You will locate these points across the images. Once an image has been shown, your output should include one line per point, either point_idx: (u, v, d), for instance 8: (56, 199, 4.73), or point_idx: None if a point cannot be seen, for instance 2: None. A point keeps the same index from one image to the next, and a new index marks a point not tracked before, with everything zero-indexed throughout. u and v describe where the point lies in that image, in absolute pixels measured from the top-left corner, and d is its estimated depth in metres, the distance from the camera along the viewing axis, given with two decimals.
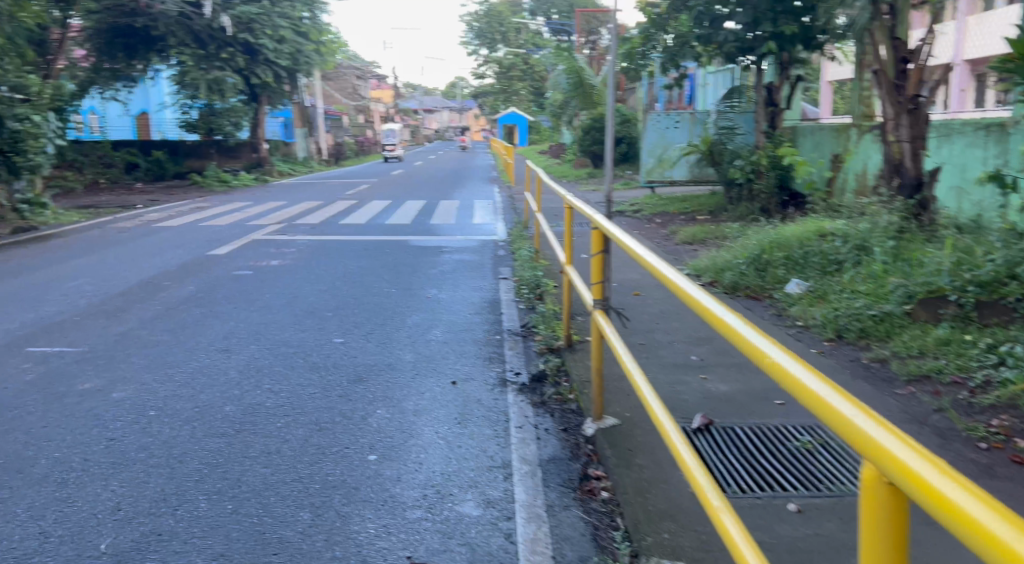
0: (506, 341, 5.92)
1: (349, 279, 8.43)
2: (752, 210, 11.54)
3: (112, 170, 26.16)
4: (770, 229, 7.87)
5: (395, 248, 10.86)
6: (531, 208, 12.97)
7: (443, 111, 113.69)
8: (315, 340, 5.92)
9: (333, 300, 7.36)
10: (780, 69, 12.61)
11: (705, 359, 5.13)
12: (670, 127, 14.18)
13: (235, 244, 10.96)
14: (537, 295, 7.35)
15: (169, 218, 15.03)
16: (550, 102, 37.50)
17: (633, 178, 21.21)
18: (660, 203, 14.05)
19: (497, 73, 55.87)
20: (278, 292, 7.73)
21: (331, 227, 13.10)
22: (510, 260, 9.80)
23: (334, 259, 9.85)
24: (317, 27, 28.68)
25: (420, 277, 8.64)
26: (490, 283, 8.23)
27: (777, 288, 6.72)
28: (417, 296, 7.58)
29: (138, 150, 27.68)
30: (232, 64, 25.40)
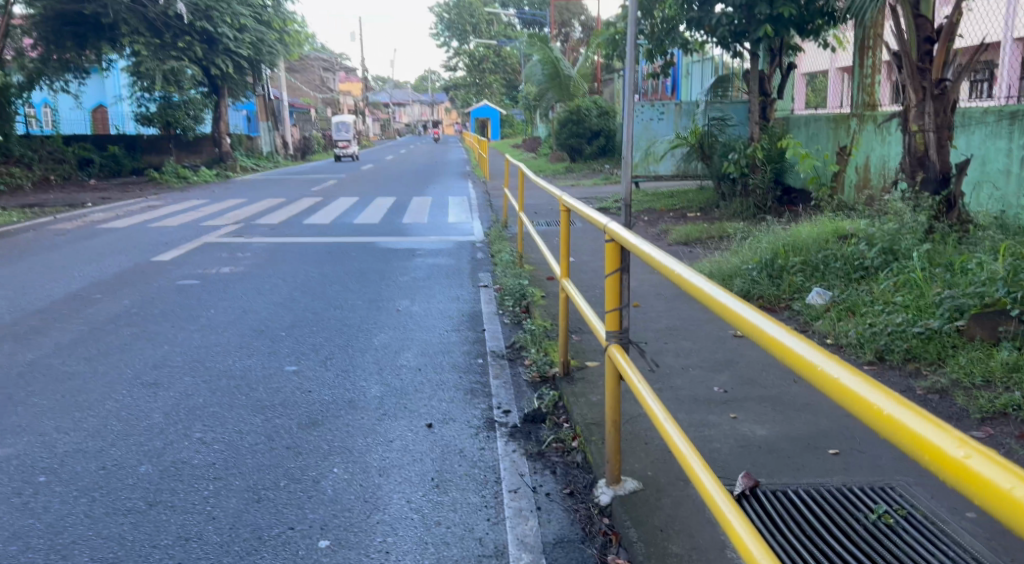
0: (489, 366, 5.06)
1: (310, 289, 7.50)
2: (747, 206, 10.60)
3: (65, 166, 24.77)
4: (779, 230, 7.09)
5: (363, 251, 9.95)
6: (509, 206, 12.13)
7: (414, 105, 112.22)
8: (264, 369, 5.01)
9: (290, 316, 6.43)
10: (772, 57, 11.82)
11: (731, 391, 4.31)
12: (655, 119, 13.63)
13: (185, 248, 9.97)
14: (523, 307, 6.50)
15: (116, 218, 13.92)
16: (523, 94, 36.71)
17: (612, 172, 20.39)
18: (645, 199, 13.30)
19: (468, 66, 54.93)
20: (227, 306, 6.79)
21: (294, 227, 12.13)
22: (490, 264, 8.93)
23: (295, 264, 8.92)
24: (280, 16, 27.56)
25: (390, 286, 7.74)
26: (469, 293, 7.37)
27: (796, 297, 5.93)
28: (386, 309, 6.69)
29: (92, 145, 26.32)
30: (190, 54, 24.21)
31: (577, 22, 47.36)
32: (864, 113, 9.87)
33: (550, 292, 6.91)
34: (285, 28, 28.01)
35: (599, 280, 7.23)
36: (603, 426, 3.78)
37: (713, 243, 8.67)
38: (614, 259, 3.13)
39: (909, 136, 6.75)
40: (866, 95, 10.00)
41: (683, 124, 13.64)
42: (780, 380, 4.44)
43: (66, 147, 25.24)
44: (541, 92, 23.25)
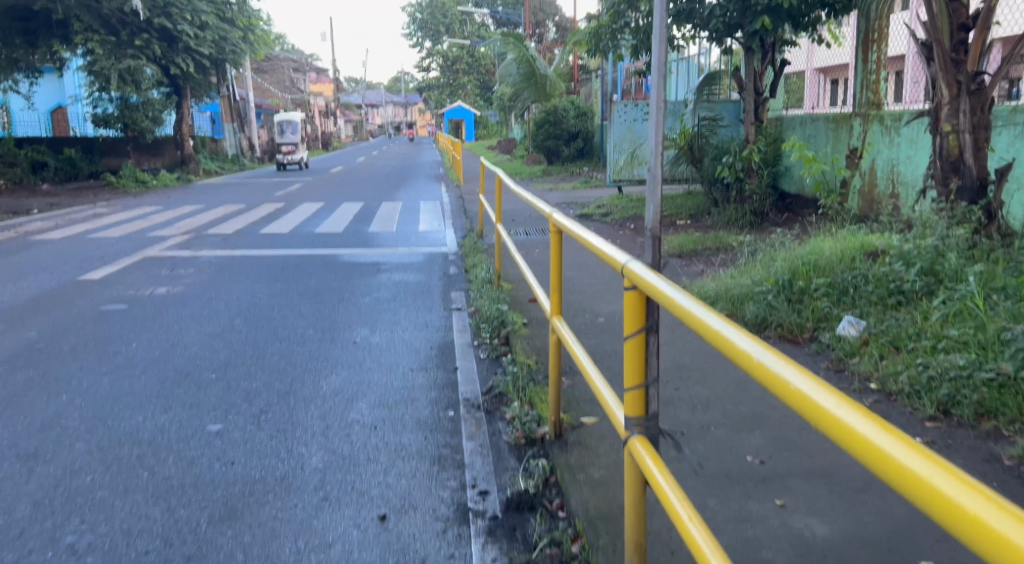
0: (463, 421, 4.11)
1: (255, 316, 6.49)
2: (742, 213, 9.77)
3: (16, 170, 23.44)
4: (792, 244, 6.21)
5: (323, 266, 8.98)
6: (484, 214, 11.22)
7: (386, 106, 110.92)
8: (181, 430, 4.02)
9: (225, 352, 5.42)
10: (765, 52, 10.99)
11: (767, 460, 3.41)
12: (638, 119, 12.95)
13: (120, 263, 8.90)
14: (501, 338, 5.56)
15: (56, 227, 12.76)
16: (499, 96, 35.84)
17: (592, 176, 19.51)
18: (631, 204, 12.61)
19: (441, 67, 53.84)
20: (152, 339, 5.75)
21: (249, 238, 11.11)
22: (464, 280, 7.99)
23: (242, 283, 7.92)
24: (245, 13, 26.37)
25: (348, 310, 6.75)
26: (440, 318, 6.44)
27: (822, 327, 5.06)
28: (341, 340, 5.73)
29: (46, 148, 25.01)
30: (148, 52, 22.97)
31: (551, 23, 46.83)
32: (869, 112, 9.07)
33: (533, 319, 5.95)
34: (249, 26, 26.80)
35: (587, 302, 6.32)
36: (613, 523, 2.86)
37: (714, 257, 7.77)
38: (641, 317, 2.15)
39: (941, 138, 5.88)
40: (870, 92, 9.17)
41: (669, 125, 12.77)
42: (828, 445, 3.54)
43: (17, 149, 23.91)
44: (516, 92, 22.40)
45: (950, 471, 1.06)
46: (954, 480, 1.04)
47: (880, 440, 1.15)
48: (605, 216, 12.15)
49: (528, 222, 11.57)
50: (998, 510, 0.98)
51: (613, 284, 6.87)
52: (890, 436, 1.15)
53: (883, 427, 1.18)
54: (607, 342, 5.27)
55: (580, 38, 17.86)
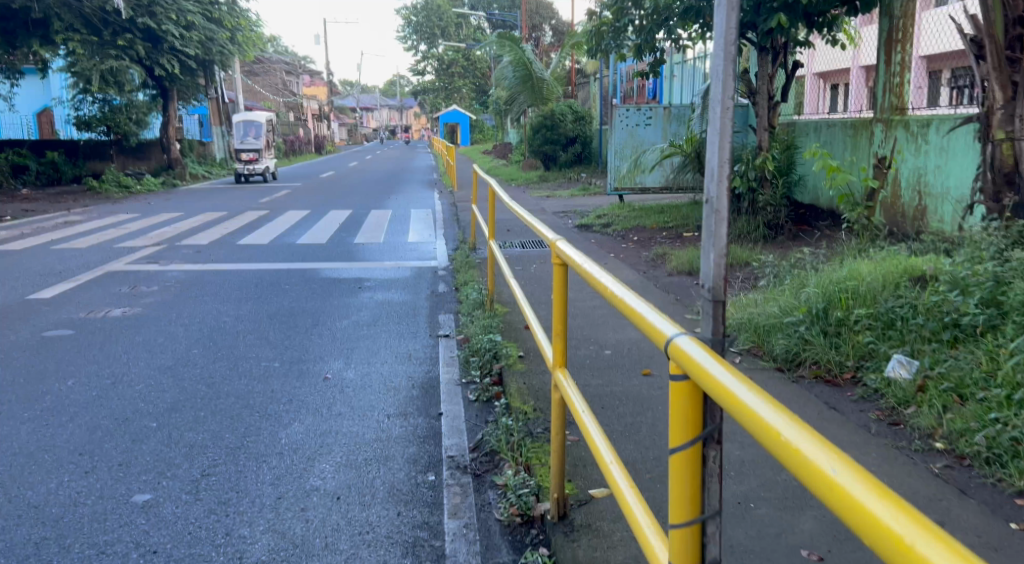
0: (446, 489, 3.39)
1: (216, 344, 5.75)
2: (754, 226, 9.11)
3: None
4: (824, 267, 5.49)
5: (301, 283, 8.27)
6: (477, 224, 10.52)
7: (381, 110, 110.38)
8: (99, 502, 3.28)
9: (173, 393, 4.67)
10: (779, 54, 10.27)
11: (826, 554, 2.69)
12: (642, 124, 12.30)
13: (80, 278, 8.20)
14: (494, 376, 4.81)
15: (24, 235, 12.04)
16: (495, 100, 35.20)
17: (590, 183, 18.85)
18: (633, 214, 11.93)
19: (436, 71, 53.19)
20: (92, 374, 5.00)
21: (224, 249, 10.40)
22: (453, 301, 7.27)
23: (209, 302, 7.20)
24: (232, 13, 25.61)
25: (320, 337, 6.01)
26: (425, 347, 5.71)
27: (866, 367, 4.33)
28: (310, 376, 5.02)
29: (27, 151, 24.30)
30: (131, 53, 22.19)
31: (548, 27, 46.64)
32: (891, 118, 8.37)
33: (530, 351, 5.23)
34: (237, 27, 26.03)
35: (591, 329, 5.61)
36: None
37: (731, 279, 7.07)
38: (694, 428, 1.44)
39: (993, 146, 5.18)
40: (892, 96, 8.47)
41: (672, 129, 12.37)
42: None
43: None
44: (512, 96, 21.74)
45: (937, 536, 0.91)
46: (899, 509, 0.96)
47: (891, 521, 0.95)
48: (606, 227, 11.45)
49: (524, 233, 10.84)
50: (933, 537, 0.91)
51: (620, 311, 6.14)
52: (908, 519, 0.94)
53: (886, 496, 0.99)
54: (616, 382, 4.52)
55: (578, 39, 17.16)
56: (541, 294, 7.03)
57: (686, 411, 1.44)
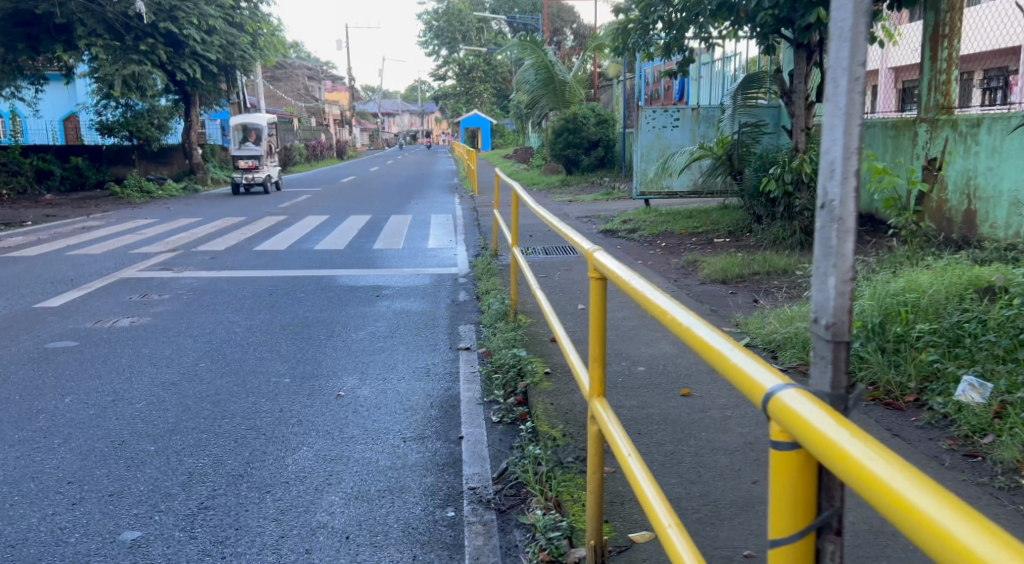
0: (466, 528, 3.03)
1: (224, 358, 5.42)
2: (790, 231, 8.69)
3: (19, 179, 22.85)
4: (877, 278, 5.07)
5: (317, 290, 7.97)
6: (499, 229, 10.17)
7: (402, 115, 110.55)
8: (83, 540, 2.95)
9: (174, 412, 4.35)
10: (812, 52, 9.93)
11: None
12: (668, 126, 12.02)
13: (92, 285, 7.96)
14: (519, 396, 4.45)
15: (40, 240, 11.87)
16: (516, 104, 34.88)
17: (614, 187, 18.44)
18: (661, 219, 11.52)
19: (457, 75, 53.03)
20: (91, 391, 4.69)
21: (240, 256, 10.14)
22: (474, 311, 6.92)
23: (221, 311, 6.91)
24: (254, 18, 25.49)
25: (334, 350, 5.67)
26: (444, 361, 5.37)
27: (932, 389, 3.92)
28: (322, 394, 4.68)
29: (51, 156, 24.36)
30: (153, 58, 22.10)
31: (569, 30, 46.48)
32: (938, 117, 7.92)
33: (557, 367, 4.85)
34: (258, 31, 25.91)
35: (623, 344, 5.23)
36: None
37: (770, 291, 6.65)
38: (809, 517, 1.24)
39: None
40: (939, 94, 8.02)
41: (700, 132, 12.00)
42: None
43: (22, 158, 23.32)
44: (533, 99, 21.42)
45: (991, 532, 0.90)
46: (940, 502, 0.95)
47: (958, 530, 0.91)
48: (633, 232, 11.07)
49: (547, 239, 10.47)
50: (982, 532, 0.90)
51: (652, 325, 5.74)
52: (959, 516, 0.92)
53: (923, 483, 0.99)
54: (656, 404, 4.12)
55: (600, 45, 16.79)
56: (567, 303, 6.64)
57: (794, 488, 1.25)
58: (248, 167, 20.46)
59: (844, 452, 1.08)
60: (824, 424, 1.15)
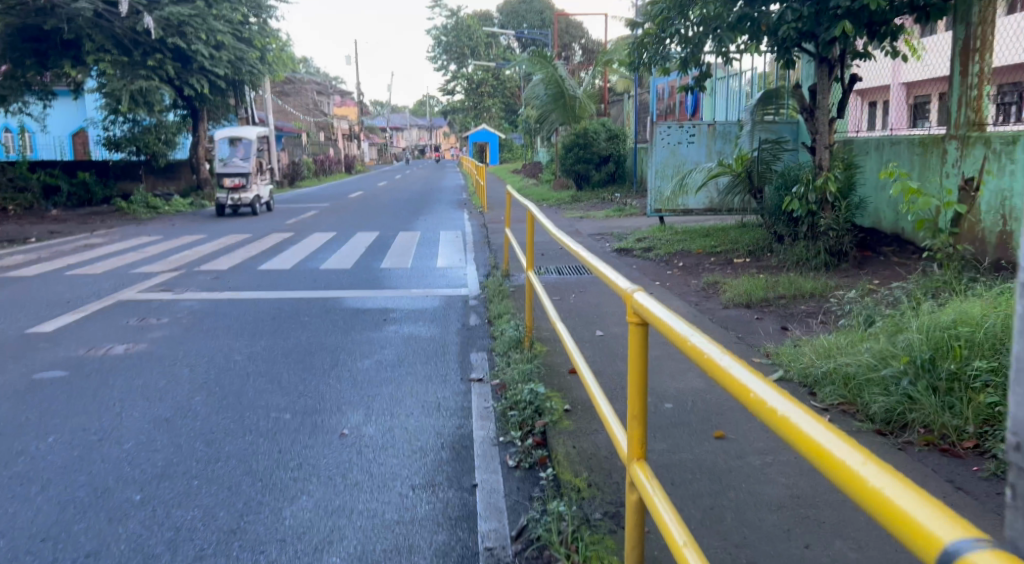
0: None
1: (221, 390, 5.10)
2: (815, 252, 8.34)
3: (26, 195, 22.71)
4: (923, 309, 4.69)
5: (321, 314, 7.64)
6: (510, 248, 9.84)
7: (410, 130, 110.94)
8: None
9: (165, 454, 4.03)
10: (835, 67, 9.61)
11: None
12: (683, 142, 11.75)
13: (89, 309, 7.66)
14: (537, 436, 4.10)
15: (41, 259, 11.61)
16: (524, 118, 34.67)
17: (625, 203, 18.10)
18: (676, 237, 11.19)
19: (465, 90, 52.97)
20: (77, 429, 4.37)
21: (243, 275, 9.84)
22: (486, 337, 6.58)
23: (220, 337, 6.58)
24: (262, 33, 25.33)
25: (338, 381, 5.34)
26: (456, 394, 5.02)
27: (993, 434, 3.56)
28: (324, 433, 4.34)
29: (59, 172, 24.23)
30: (161, 73, 21.94)
31: (577, 45, 46.47)
32: (969, 134, 7.57)
33: (577, 402, 4.50)
34: (267, 46, 25.76)
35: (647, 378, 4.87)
36: None
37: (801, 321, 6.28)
38: None
39: None
40: (970, 110, 7.68)
41: (716, 148, 11.74)
42: None
43: (29, 174, 23.20)
44: (543, 114, 21.16)
45: None
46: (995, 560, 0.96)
47: None
48: (648, 250, 10.74)
49: (560, 258, 10.14)
50: None
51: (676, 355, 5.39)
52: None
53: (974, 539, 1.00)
54: (688, 448, 3.77)
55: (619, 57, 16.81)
56: (584, 329, 6.30)
57: None
58: (235, 185, 18.70)
59: (855, 475, 1.18)
60: (836, 447, 1.25)
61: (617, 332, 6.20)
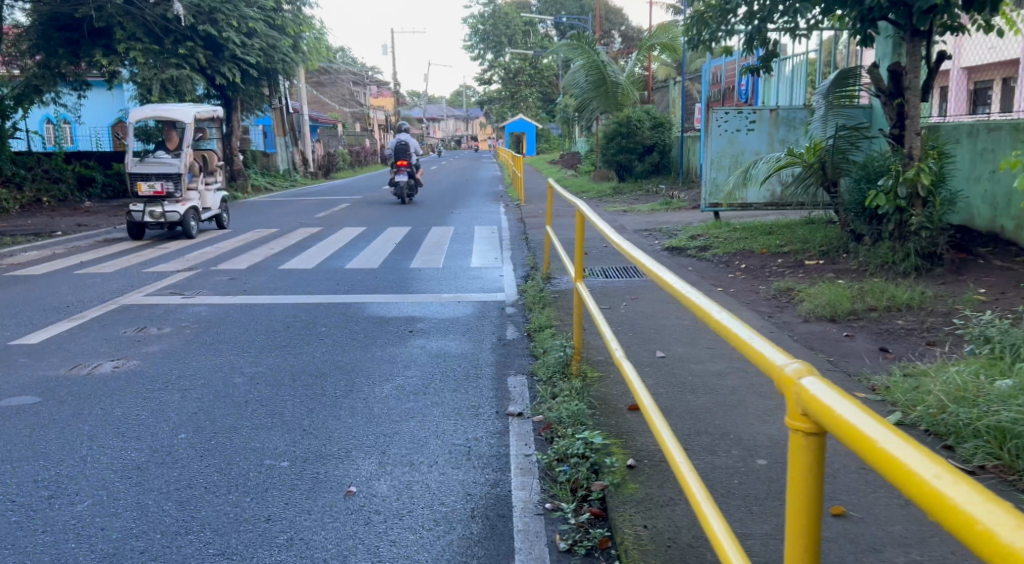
0: None
1: (210, 427, 4.25)
2: (902, 253, 7.32)
3: (60, 186, 22.38)
4: None
5: (341, 322, 6.81)
6: (552, 247, 8.91)
7: (448, 121, 110.35)
8: None
9: (123, 521, 3.18)
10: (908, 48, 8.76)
11: None
12: (742, 129, 10.80)
13: (90, 315, 6.94)
14: (596, 504, 3.20)
15: (58, 256, 11.00)
16: (564, 108, 33.59)
17: (672, 195, 17.01)
18: (734, 234, 10.18)
19: (503, 79, 51.93)
20: (26, 481, 3.55)
21: (263, 276, 9.08)
22: (525, 354, 5.69)
23: (223, 352, 5.78)
24: (296, 20, 24.62)
25: (350, 416, 4.45)
26: (490, 434, 4.12)
27: None
28: (327, 492, 3.47)
29: (95, 163, 23.85)
30: (192, 62, 21.32)
31: (617, 33, 45.20)
32: None
33: (642, 451, 3.59)
34: (300, 34, 25.06)
35: (728, 424, 3.91)
36: None
37: (903, 345, 5.26)
38: None
39: None
40: None
41: (779, 136, 10.75)
42: None
43: (64, 165, 22.87)
44: (584, 103, 20.20)
45: None
46: None
47: None
48: (704, 249, 9.75)
49: (606, 258, 9.19)
50: None
51: (761, 391, 4.39)
52: None
53: None
54: (803, 540, 2.81)
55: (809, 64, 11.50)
56: (643, 350, 5.32)
57: None
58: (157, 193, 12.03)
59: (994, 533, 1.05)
60: (929, 473, 1.16)
61: (682, 353, 5.22)
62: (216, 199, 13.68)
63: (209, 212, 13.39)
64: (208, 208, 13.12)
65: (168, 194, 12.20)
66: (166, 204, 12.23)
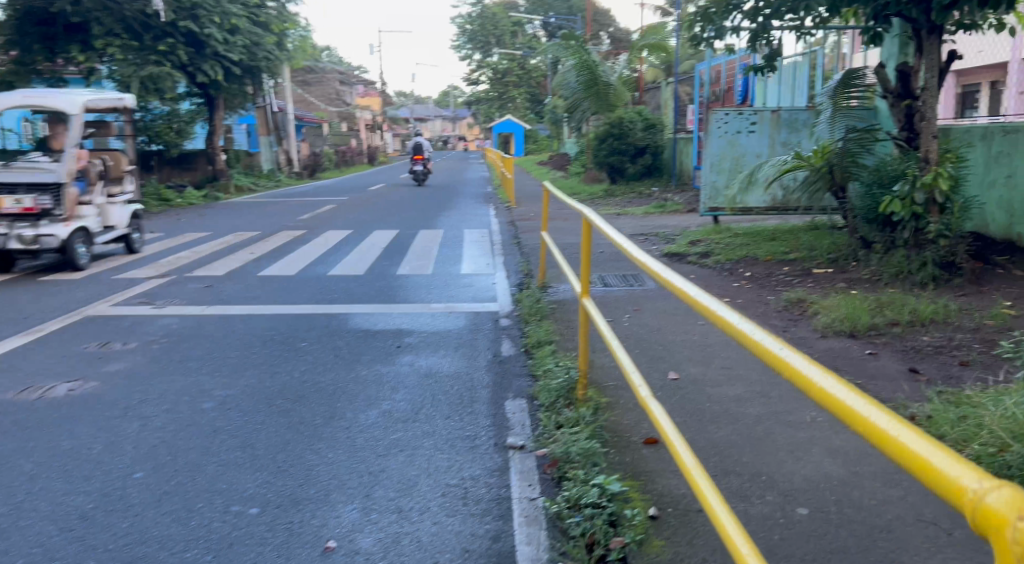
0: None
1: (171, 464, 3.77)
2: (918, 263, 6.92)
3: None
4: None
5: (323, 336, 6.33)
6: (548, 253, 8.46)
7: (435, 121, 109.64)
8: None
9: None
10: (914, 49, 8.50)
11: None
12: (743, 131, 10.39)
13: (49, 328, 6.40)
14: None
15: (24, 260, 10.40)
16: (553, 108, 33.14)
17: (666, 198, 16.62)
18: (736, 239, 9.78)
19: (491, 80, 51.40)
20: None
21: (241, 283, 8.56)
22: (523, 373, 5.24)
23: (192, 371, 5.28)
24: (280, 17, 23.99)
25: (329, 451, 3.97)
26: (488, 473, 3.67)
27: None
28: (302, 550, 3.00)
29: None
30: (172, 58, 20.66)
31: (607, 34, 44.79)
32: None
33: (662, 499, 3.16)
34: (285, 31, 24.43)
35: (756, 462, 3.49)
36: None
37: (935, 366, 4.86)
38: None
39: None
40: None
41: (781, 138, 10.36)
42: None
43: None
44: (574, 103, 19.76)
45: None
46: None
47: None
48: (705, 255, 9.34)
49: (603, 265, 8.76)
50: None
51: (789, 422, 3.95)
52: None
53: None
54: None
55: (811, 63, 11.11)
56: (653, 371, 4.87)
57: None
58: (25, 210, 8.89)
59: None
60: None
61: (696, 375, 4.79)
62: (123, 215, 10.47)
63: (110, 232, 10.18)
64: (108, 229, 9.99)
65: (44, 212, 9.10)
66: (40, 224, 9.05)
